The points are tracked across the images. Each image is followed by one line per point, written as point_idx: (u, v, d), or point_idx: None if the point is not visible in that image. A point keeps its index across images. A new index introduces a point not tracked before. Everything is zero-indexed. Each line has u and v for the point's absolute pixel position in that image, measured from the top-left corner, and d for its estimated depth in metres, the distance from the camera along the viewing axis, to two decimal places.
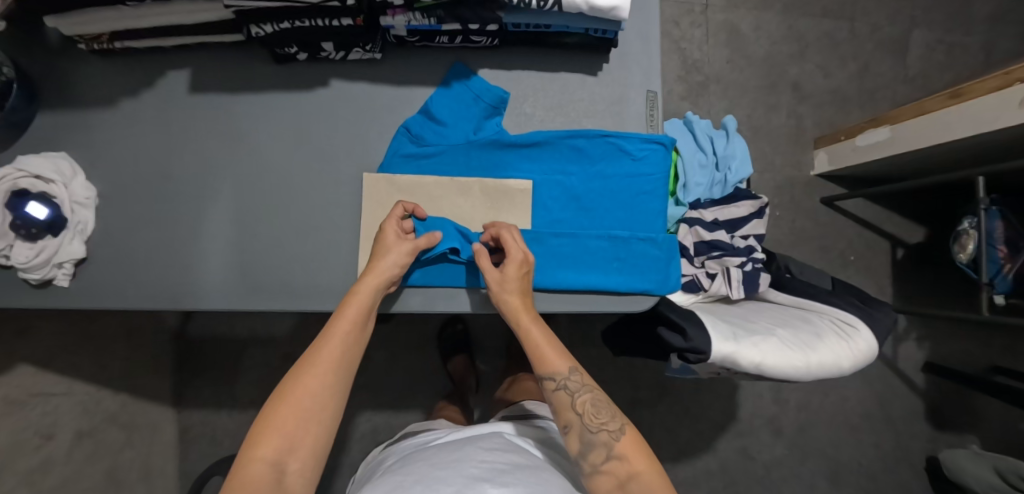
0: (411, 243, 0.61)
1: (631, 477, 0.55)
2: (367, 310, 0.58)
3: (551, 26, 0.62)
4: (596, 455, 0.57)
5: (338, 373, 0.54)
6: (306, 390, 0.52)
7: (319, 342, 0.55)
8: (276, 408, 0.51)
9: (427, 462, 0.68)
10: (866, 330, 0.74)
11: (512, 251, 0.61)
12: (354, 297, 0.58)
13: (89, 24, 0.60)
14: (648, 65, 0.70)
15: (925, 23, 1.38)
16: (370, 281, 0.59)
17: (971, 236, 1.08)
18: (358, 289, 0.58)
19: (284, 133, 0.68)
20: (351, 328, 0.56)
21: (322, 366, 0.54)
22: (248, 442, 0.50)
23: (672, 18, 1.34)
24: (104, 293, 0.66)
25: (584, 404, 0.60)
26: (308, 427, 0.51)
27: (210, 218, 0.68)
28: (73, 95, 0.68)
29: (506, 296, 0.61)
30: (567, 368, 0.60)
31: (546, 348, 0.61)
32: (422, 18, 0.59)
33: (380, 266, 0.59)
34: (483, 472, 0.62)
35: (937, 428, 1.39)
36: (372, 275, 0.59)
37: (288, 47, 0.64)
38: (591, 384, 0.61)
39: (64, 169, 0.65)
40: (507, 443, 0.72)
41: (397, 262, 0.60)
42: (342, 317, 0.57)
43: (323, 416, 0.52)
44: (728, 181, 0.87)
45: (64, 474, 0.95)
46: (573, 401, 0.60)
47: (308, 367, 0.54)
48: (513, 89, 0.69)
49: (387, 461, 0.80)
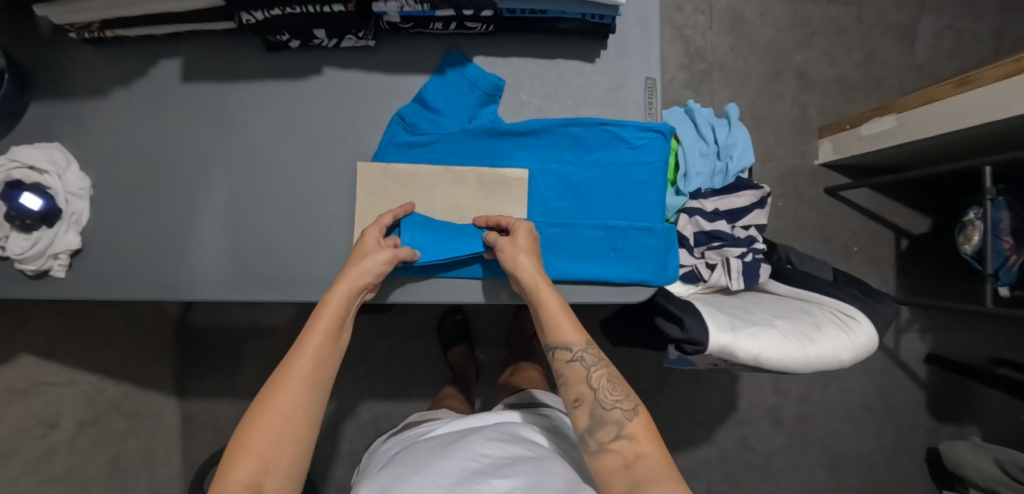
0: (390, 253, 0.59)
1: (638, 457, 0.54)
2: (340, 318, 0.58)
3: (547, 11, 0.61)
4: (605, 433, 0.56)
5: (310, 390, 0.54)
6: (279, 408, 0.52)
7: (289, 360, 0.54)
8: (250, 427, 0.51)
9: (428, 453, 0.68)
10: (867, 323, 0.71)
11: (518, 223, 0.62)
12: (325, 307, 0.57)
13: (79, 13, 0.60)
14: (647, 51, 0.69)
15: (933, 10, 1.35)
16: (341, 289, 0.58)
17: (976, 227, 1.06)
18: (329, 298, 0.58)
19: (277, 121, 0.67)
20: (323, 341, 0.56)
21: (293, 384, 0.53)
22: (222, 466, 0.49)
23: (674, 4, 1.32)
24: (103, 283, 0.67)
25: (600, 379, 0.59)
26: (285, 443, 0.51)
27: (206, 208, 0.67)
28: (65, 84, 0.68)
29: (521, 259, 0.59)
30: (582, 340, 0.60)
31: (561, 316, 0.60)
32: (414, 5, 0.58)
33: (351, 274, 0.58)
34: (483, 466, 0.62)
35: (938, 419, 1.38)
36: (342, 283, 0.58)
37: (280, 35, 0.63)
38: (606, 359, 0.61)
39: (57, 160, 0.65)
40: (510, 434, 0.71)
41: (371, 271, 0.58)
42: (314, 331, 0.56)
43: (298, 432, 0.52)
44: (729, 169, 0.86)
45: (69, 461, 0.96)
46: (588, 375, 0.60)
47: (278, 386, 0.53)
48: (509, 76, 0.68)
49: (389, 451, 0.81)
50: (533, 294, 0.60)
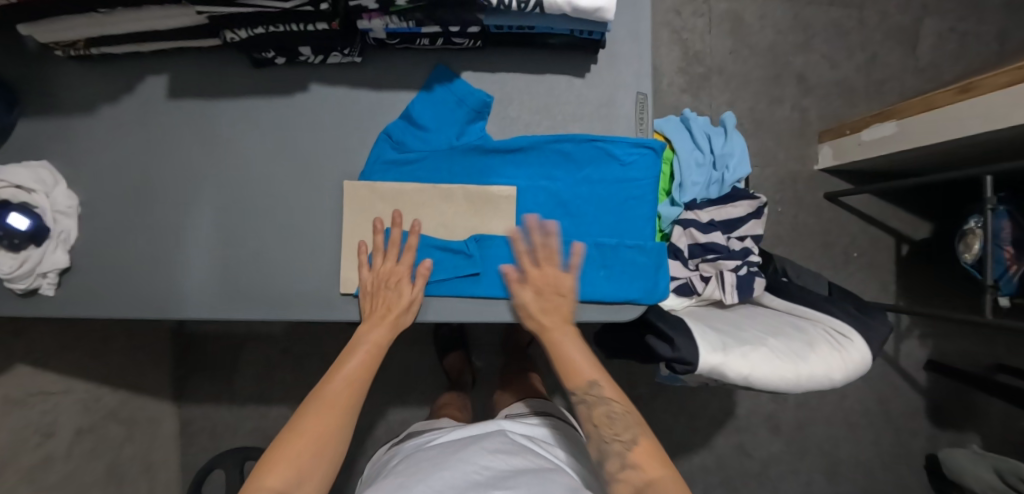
0: (415, 294, 0.63)
1: (645, 484, 0.57)
2: (380, 352, 0.64)
3: (535, 27, 0.60)
4: (612, 464, 0.60)
5: (344, 411, 0.60)
6: (318, 425, 0.58)
7: (327, 379, 0.62)
8: (290, 441, 0.56)
9: (431, 462, 0.68)
10: (860, 341, 0.69)
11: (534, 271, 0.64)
12: (365, 343, 0.63)
13: (64, 31, 0.59)
14: (640, 64, 0.67)
15: (936, 12, 1.32)
16: (380, 329, 0.63)
17: (976, 236, 1.05)
18: (369, 337, 0.63)
19: (263, 139, 0.67)
20: (362, 373, 0.63)
21: (329, 406, 0.59)
22: (258, 472, 0.54)
23: (673, 7, 1.30)
24: (94, 301, 0.67)
25: (600, 416, 0.63)
26: (319, 456, 0.56)
27: (193, 226, 0.67)
28: (51, 101, 0.67)
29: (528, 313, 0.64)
30: (585, 383, 0.64)
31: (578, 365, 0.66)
32: (400, 22, 0.57)
33: (391, 315, 0.63)
34: (486, 478, 0.62)
35: (937, 425, 1.37)
36: (381, 322, 0.63)
37: (265, 52, 0.62)
38: (610, 397, 0.63)
39: (45, 178, 0.65)
40: (513, 446, 0.72)
41: (408, 311, 0.64)
42: (353, 358, 0.63)
43: (332, 451, 0.58)
44: (725, 180, 0.88)
45: (65, 469, 0.97)
46: (590, 414, 0.64)
47: (314, 406, 0.59)
48: (498, 91, 0.66)
49: (393, 459, 0.81)
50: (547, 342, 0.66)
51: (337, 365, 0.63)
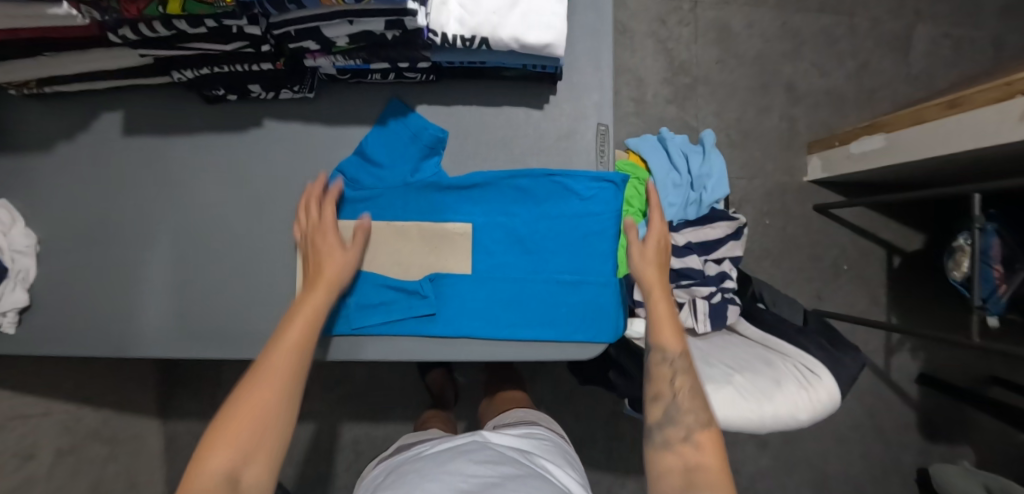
0: (352, 255, 0.61)
1: (699, 464, 0.54)
2: (318, 318, 0.57)
3: (487, 62, 0.58)
4: (676, 431, 0.57)
5: (288, 377, 0.53)
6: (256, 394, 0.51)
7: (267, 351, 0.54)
8: (226, 420, 0.49)
9: (417, 475, 0.67)
10: (829, 381, 0.66)
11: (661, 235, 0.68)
12: (303, 303, 0.57)
13: (11, 74, 0.59)
14: (601, 95, 0.65)
15: (930, 17, 1.28)
16: (320, 289, 0.58)
17: (965, 253, 1.02)
18: (307, 300, 0.58)
19: (218, 176, 0.66)
20: (300, 341, 0.55)
21: (270, 377, 0.52)
22: (196, 456, 0.47)
23: (658, 16, 1.27)
24: (54, 339, 0.67)
25: (683, 384, 0.59)
26: (263, 430, 0.49)
27: (150, 264, 0.67)
28: (7, 138, 0.67)
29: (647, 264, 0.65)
30: (679, 348, 0.61)
31: (666, 325, 0.62)
32: (346, 60, 0.56)
33: (326, 275, 0.59)
34: (472, 486, 0.60)
35: (929, 439, 1.35)
36: (320, 282, 0.58)
37: (215, 90, 0.61)
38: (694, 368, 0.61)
39: (2, 218, 0.64)
40: (498, 455, 0.70)
41: (341, 269, 0.60)
42: (293, 321, 0.56)
43: (278, 424, 0.51)
44: (703, 200, 0.87)
45: (46, 491, 0.98)
46: (673, 375, 0.59)
47: (254, 378, 0.52)
48: (454, 125, 0.65)
49: (379, 475, 0.79)
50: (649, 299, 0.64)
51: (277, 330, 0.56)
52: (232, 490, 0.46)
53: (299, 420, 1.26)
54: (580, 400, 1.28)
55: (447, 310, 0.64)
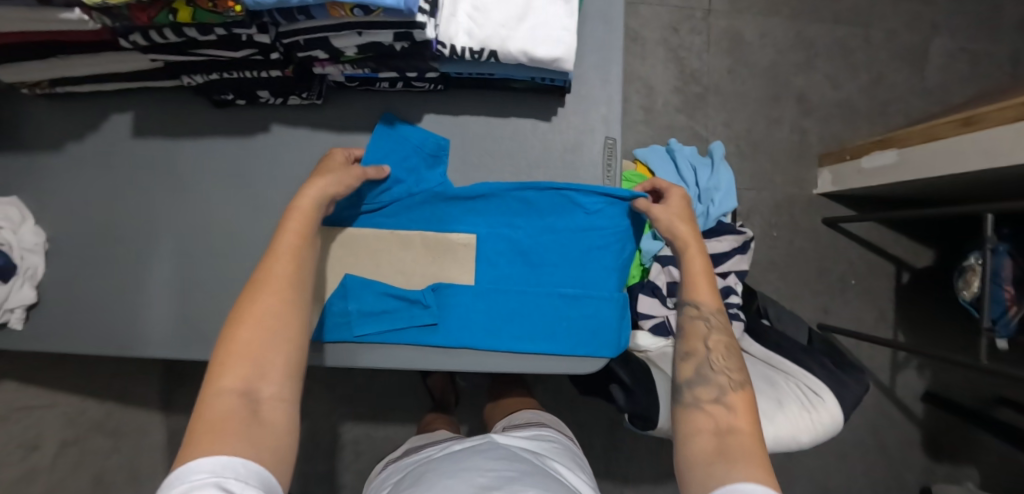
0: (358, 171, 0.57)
1: (734, 425, 0.52)
2: (312, 220, 0.54)
3: (495, 74, 0.58)
4: (705, 391, 0.56)
5: (292, 292, 0.51)
6: (263, 310, 0.49)
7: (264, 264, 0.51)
8: (236, 339, 0.47)
9: (434, 473, 0.67)
10: (832, 402, 0.66)
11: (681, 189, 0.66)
12: (297, 208, 0.53)
13: (23, 74, 0.59)
14: (609, 108, 0.65)
15: (946, 31, 1.26)
16: (313, 191, 0.54)
17: (975, 273, 1.00)
18: (298, 206, 0.53)
19: (224, 179, 0.66)
20: (297, 250, 0.52)
21: (271, 290, 0.50)
22: (212, 375, 0.46)
23: (670, 24, 1.26)
24: (59, 336, 0.68)
25: (717, 343, 0.60)
26: (274, 347, 0.48)
27: (155, 266, 0.67)
28: (19, 137, 0.68)
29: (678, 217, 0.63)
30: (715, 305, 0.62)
31: (701, 279, 0.63)
32: (354, 69, 0.56)
33: (321, 182, 0.54)
34: (492, 479, 0.61)
35: (933, 458, 1.33)
36: (314, 185, 0.54)
37: (224, 94, 0.61)
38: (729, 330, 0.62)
39: (12, 216, 0.65)
40: (512, 454, 0.71)
41: (339, 179, 0.55)
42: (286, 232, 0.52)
43: (291, 343, 0.49)
44: (710, 213, 0.87)
45: (49, 482, 0.99)
46: (708, 334, 0.61)
47: (256, 292, 0.50)
48: (460, 135, 0.64)
49: (392, 478, 0.80)
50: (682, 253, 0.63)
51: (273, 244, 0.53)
52: (253, 406, 0.45)
53: (300, 419, 1.27)
54: (580, 408, 1.28)
55: (449, 321, 0.64)
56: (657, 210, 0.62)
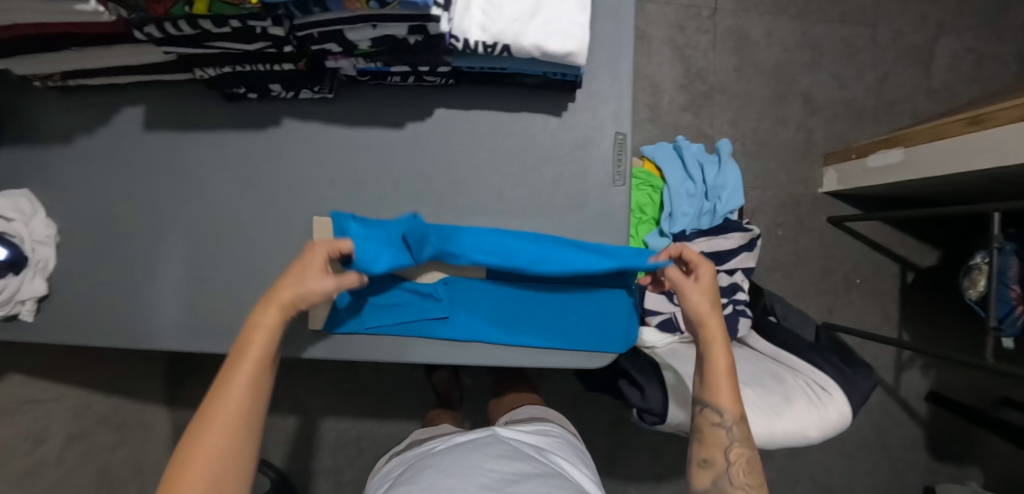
0: (328, 283, 0.55)
1: None
2: (270, 343, 0.54)
3: (506, 69, 0.58)
4: None
5: (242, 425, 0.52)
6: (209, 444, 0.49)
7: (216, 391, 0.52)
8: (183, 475, 0.48)
9: (434, 469, 0.68)
10: (840, 396, 0.66)
11: (706, 272, 0.61)
12: (257, 330, 0.54)
13: (36, 66, 0.60)
14: (619, 104, 0.65)
15: (953, 31, 1.26)
16: (274, 314, 0.55)
17: (982, 272, 1.00)
18: (260, 324, 0.54)
19: (235, 172, 0.66)
20: (253, 373, 0.53)
21: (221, 420, 0.50)
22: None
23: (676, 23, 1.26)
24: (69, 328, 0.68)
25: (737, 455, 0.59)
26: (223, 483, 0.49)
27: (165, 259, 0.67)
28: (30, 129, 0.68)
29: (699, 309, 0.60)
30: (736, 413, 0.59)
31: (723, 382, 0.59)
32: (366, 62, 0.56)
33: (283, 297, 0.54)
34: (493, 481, 0.62)
35: (937, 458, 1.33)
36: (276, 307, 0.54)
37: (236, 88, 0.61)
38: (750, 438, 0.60)
39: (24, 207, 0.65)
40: (515, 450, 0.71)
41: (302, 296, 0.55)
42: (244, 358, 0.53)
43: (239, 478, 0.50)
44: (717, 210, 0.89)
45: (55, 475, 0.99)
46: (728, 444, 0.59)
47: (207, 422, 0.50)
48: (470, 129, 0.65)
49: (393, 471, 0.80)
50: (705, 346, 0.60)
51: (223, 370, 0.53)
52: None
53: (304, 415, 1.27)
54: (584, 406, 1.28)
55: (461, 314, 0.64)
56: (688, 291, 0.61)
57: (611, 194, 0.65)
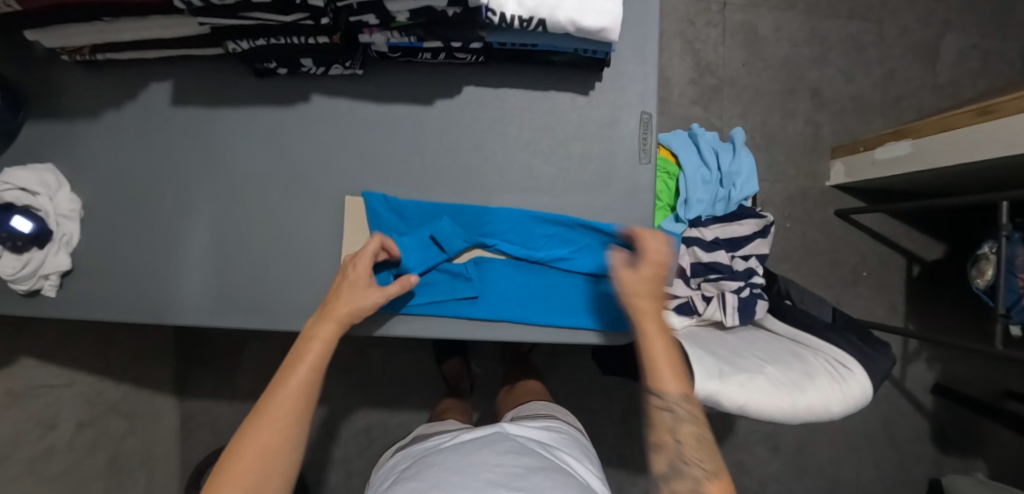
0: (377, 297, 0.57)
1: None
2: (327, 352, 0.57)
3: (538, 45, 0.59)
4: (680, 485, 0.55)
5: (292, 429, 0.53)
6: (259, 443, 0.51)
7: (273, 391, 0.54)
8: (228, 473, 0.49)
9: (441, 467, 0.67)
10: (862, 373, 0.68)
11: (648, 254, 0.59)
12: (314, 340, 0.56)
13: (68, 37, 0.60)
14: (644, 84, 0.66)
15: (958, 27, 1.29)
16: (330, 326, 0.57)
17: (990, 262, 1.02)
18: (318, 333, 0.56)
19: (263, 148, 0.67)
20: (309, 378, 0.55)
21: (275, 421, 0.52)
22: None
23: (687, 17, 1.28)
24: (91, 303, 0.67)
25: (687, 433, 0.58)
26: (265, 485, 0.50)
27: (190, 234, 0.67)
28: (56, 105, 0.68)
29: (640, 296, 0.59)
30: (679, 392, 0.59)
31: (663, 365, 0.59)
32: (401, 37, 0.57)
33: (341, 309, 0.57)
34: (498, 476, 0.62)
35: (943, 451, 1.35)
36: (332, 320, 0.56)
37: (267, 63, 0.62)
38: (699, 416, 0.59)
39: (49, 181, 0.65)
40: (521, 447, 0.71)
41: (357, 309, 0.57)
42: (302, 363, 0.55)
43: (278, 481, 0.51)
44: (731, 198, 0.89)
45: (65, 462, 0.98)
46: (675, 426, 0.58)
47: (262, 421, 0.52)
48: (499, 107, 0.65)
49: (399, 465, 0.80)
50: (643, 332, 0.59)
51: (280, 373, 0.55)
52: None
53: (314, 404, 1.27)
54: (595, 396, 1.28)
55: (487, 295, 0.65)
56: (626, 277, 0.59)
57: (637, 172, 0.66)
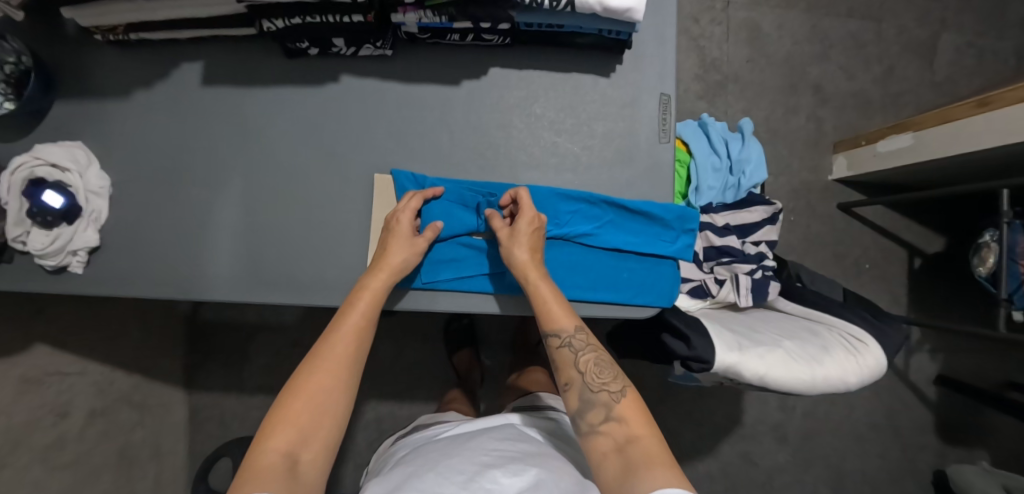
0: (424, 243, 0.62)
1: (629, 440, 0.54)
2: (376, 303, 0.60)
3: (564, 26, 0.61)
4: (595, 415, 0.57)
5: (343, 372, 0.56)
6: (314, 381, 0.55)
7: (331, 335, 0.58)
8: (287, 408, 0.53)
9: (440, 453, 0.64)
10: (875, 346, 0.72)
11: (524, 208, 0.62)
12: (365, 291, 0.60)
13: (105, 16, 0.61)
14: (663, 66, 0.68)
15: (954, 27, 1.33)
16: (382, 278, 0.60)
17: (991, 249, 1.05)
18: (367, 285, 0.60)
19: (293, 126, 0.68)
20: (362, 322, 0.59)
21: (331, 362, 0.56)
22: (261, 434, 0.51)
23: (692, 15, 1.31)
24: (116, 280, 0.68)
25: (588, 363, 0.60)
26: (320, 418, 0.53)
27: (221, 210, 0.68)
28: (87, 84, 0.69)
29: (517, 249, 0.61)
30: (573, 325, 0.60)
31: (554, 305, 0.61)
32: (433, 16, 0.58)
33: (391, 262, 0.61)
34: (494, 459, 0.59)
35: (946, 441, 1.36)
36: (385, 271, 0.60)
37: (299, 42, 0.63)
38: (595, 344, 0.62)
39: (79, 158, 0.66)
40: (519, 434, 0.69)
41: (407, 260, 0.61)
42: (354, 310, 0.59)
43: (335, 411, 0.55)
44: (741, 184, 0.90)
45: (77, 451, 0.98)
46: (576, 359, 0.60)
47: (320, 362, 0.56)
48: (524, 88, 0.67)
49: (397, 454, 0.77)
50: (527, 283, 0.61)
51: (334, 318, 0.59)
52: (292, 471, 0.50)
53: None
54: None
55: (512, 270, 0.67)
56: (503, 236, 0.62)
57: (656, 151, 0.68)
